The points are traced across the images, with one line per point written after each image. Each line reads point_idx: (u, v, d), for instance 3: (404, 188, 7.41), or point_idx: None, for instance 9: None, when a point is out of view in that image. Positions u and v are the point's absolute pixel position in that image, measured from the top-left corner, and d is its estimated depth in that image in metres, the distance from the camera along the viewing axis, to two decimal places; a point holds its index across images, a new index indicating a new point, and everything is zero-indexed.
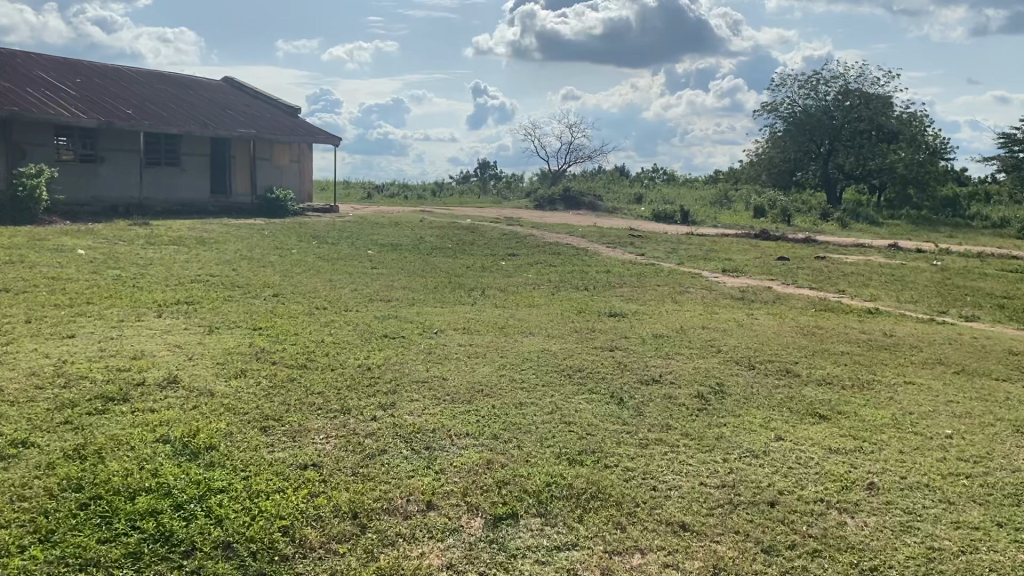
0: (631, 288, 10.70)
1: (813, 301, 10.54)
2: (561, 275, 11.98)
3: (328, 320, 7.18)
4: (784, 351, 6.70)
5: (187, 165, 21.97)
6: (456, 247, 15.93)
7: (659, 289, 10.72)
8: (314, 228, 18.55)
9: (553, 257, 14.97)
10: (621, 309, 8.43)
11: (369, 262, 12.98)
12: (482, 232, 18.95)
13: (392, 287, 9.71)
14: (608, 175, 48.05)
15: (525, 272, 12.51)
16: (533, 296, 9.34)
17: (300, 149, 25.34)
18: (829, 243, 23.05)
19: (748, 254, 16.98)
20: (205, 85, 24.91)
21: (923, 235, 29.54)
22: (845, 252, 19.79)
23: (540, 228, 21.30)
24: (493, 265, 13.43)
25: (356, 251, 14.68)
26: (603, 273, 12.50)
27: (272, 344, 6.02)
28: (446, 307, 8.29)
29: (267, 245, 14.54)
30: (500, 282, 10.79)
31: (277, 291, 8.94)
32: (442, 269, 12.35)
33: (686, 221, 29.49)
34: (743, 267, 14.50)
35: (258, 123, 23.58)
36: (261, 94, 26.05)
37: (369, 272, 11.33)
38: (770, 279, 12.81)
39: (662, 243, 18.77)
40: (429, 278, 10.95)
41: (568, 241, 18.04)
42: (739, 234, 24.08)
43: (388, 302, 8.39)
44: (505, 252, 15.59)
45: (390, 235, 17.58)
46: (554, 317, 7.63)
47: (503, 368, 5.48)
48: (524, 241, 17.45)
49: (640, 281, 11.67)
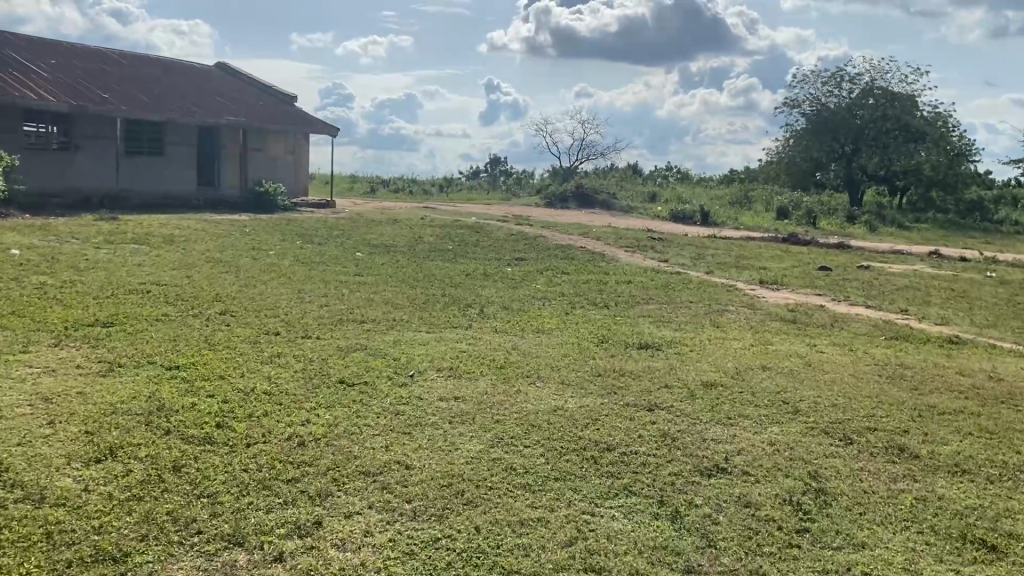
0: (657, 305, 9.00)
1: (875, 325, 8.81)
2: (574, 287, 10.30)
3: (274, 355, 5.49)
4: (879, 407, 4.98)
5: (172, 154, 20.39)
6: (456, 250, 14.22)
7: (691, 307, 9.02)
8: (304, 225, 16.96)
9: (566, 263, 13.25)
10: (650, 338, 6.71)
11: (353, 268, 11.28)
12: (487, 232, 17.29)
13: (371, 302, 8.02)
14: (621, 173, 46.28)
15: (533, 282, 10.84)
16: (542, 317, 7.66)
17: (297, 139, 23.70)
18: (864, 249, 21.21)
19: (782, 261, 15.24)
20: (195, 69, 23.30)
21: (959, 241, 27.76)
22: (886, 260, 17.99)
23: (551, 228, 19.59)
24: (497, 273, 11.74)
25: (344, 253, 13.04)
26: (624, 285, 10.79)
27: (177, 397, 4.32)
28: (434, 332, 6.62)
29: (243, 246, 12.87)
30: (503, 295, 9.11)
31: (226, 308, 7.28)
32: (436, 278, 10.67)
33: (706, 222, 27.76)
34: (780, 278, 12.77)
35: (250, 111, 21.96)
36: (256, 80, 24.41)
37: (352, 281, 9.67)
38: (816, 294, 11.13)
39: (684, 248, 17.03)
40: (419, 289, 9.28)
41: (582, 243, 16.37)
42: (765, 238, 22.31)
43: (359, 326, 6.69)
44: (511, 256, 13.90)
45: (385, 234, 15.91)
46: (570, 350, 5.95)
47: (497, 444, 3.77)
48: (532, 243, 15.75)
49: (669, 296, 9.96)
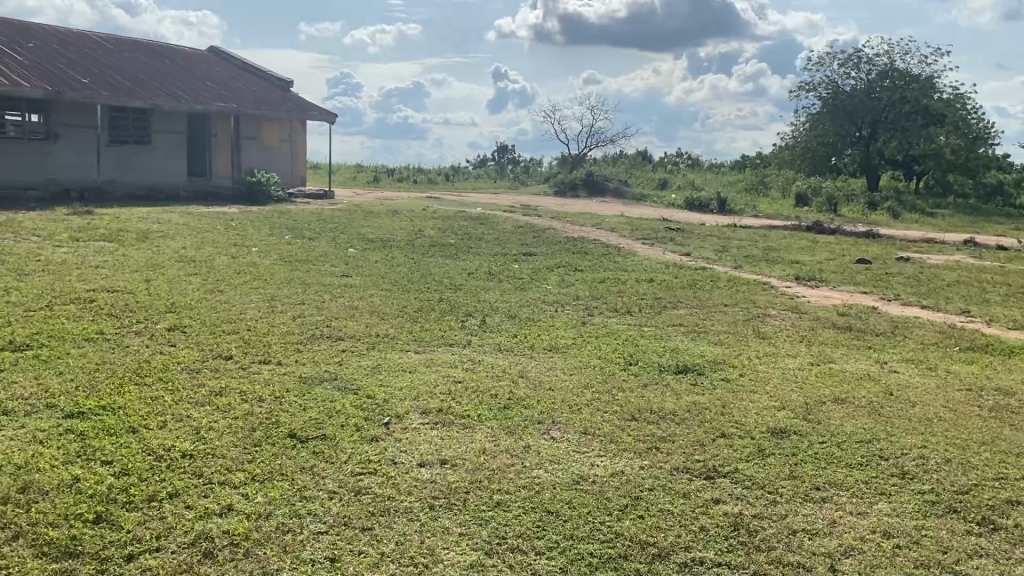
0: (686, 309, 7.80)
1: (941, 332, 7.57)
2: (591, 287, 9.11)
3: (215, 392, 4.29)
4: (1002, 459, 3.77)
5: (160, 144, 19.26)
6: (459, 244, 13.05)
7: (726, 311, 7.81)
8: (296, 217, 15.81)
9: (579, 258, 12.05)
10: (689, 359, 5.50)
11: (343, 266, 10.15)
12: (493, 224, 16.13)
13: (356, 311, 6.84)
14: (631, 160, 45.02)
15: (543, 281, 9.69)
16: (555, 329, 6.46)
17: (292, 127, 22.49)
18: (895, 238, 19.92)
19: (814, 254, 13.99)
20: (185, 54, 22.10)
21: (988, 228, 26.47)
22: (923, 251, 16.70)
23: (561, 218, 18.43)
24: (505, 270, 10.56)
25: (335, 249, 11.90)
26: (647, 284, 9.60)
27: (56, 469, 3.14)
28: (423, 353, 5.42)
29: (225, 243, 11.74)
30: (509, 300, 7.95)
31: (178, 321, 6.11)
32: (434, 278, 9.50)
33: (722, 210, 26.50)
34: (816, 273, 11.57)
35: (241, 96, 20.73)
36: (249, 65, 23.19)
37: (338, 283, 8.50)
38: (859, 293, 9.93)
39: (706, 239, 15.79)
40: (413, 293, 8.12)
41: (595, 235, 15.19)
42: (789, 227, 21.03)
43: (332, 346, 5.49)
44: (519, 250, 12.72)
45: (383, 227, 14.76)
46: (591, 381, 4.75)
47: (498, 553, 2.60)
48: (541, 236, 14.56)
49: (699, 296, 8.76)
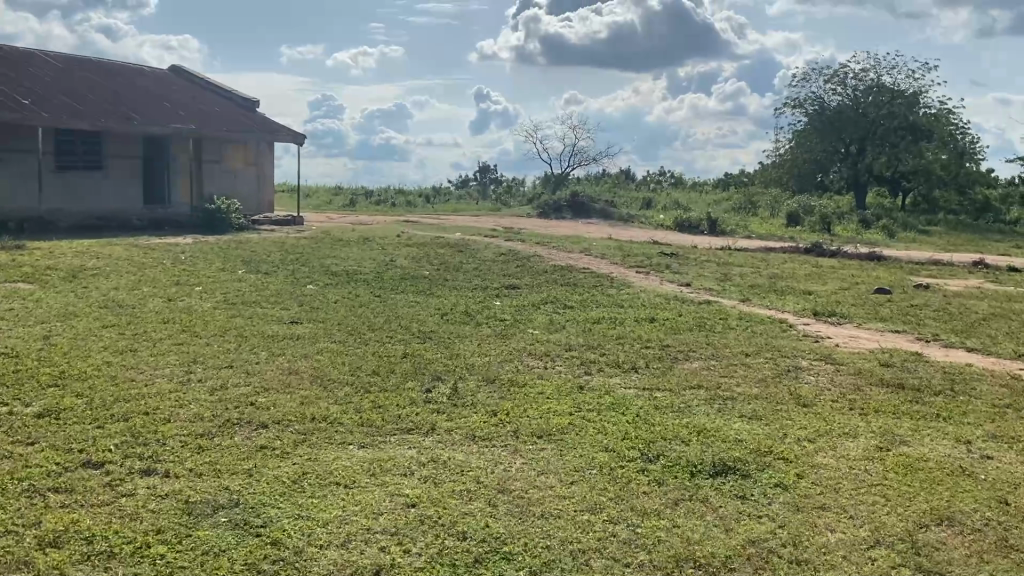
0: (705, 363, 6.46)
1: (1007, 385, 6.28)
2: (585, 331, 7.76)
3: (45, 542, 2.93)
4: None
5: (112, 169, 17.87)
6: (432, 277, 11.69)
7: (750, 363, 6.48)
8: (254, 247, 14.42)
9: (568, 292, 10.71)
10: (723, 449, 4.14)
11: (296, 308, 8.81)
12: (473, 251, 14.81)
13: (295, 378, 5.43)
14: (614, 179, 43.95)
15: (529, 322, 8.37)
16: (544, 400, 5.08)
17: (259, 149, 21.10)
18: (900, 260, 18.74)
19: (825, 282, 12.73)
20: (143, 72, 20.70)
21: (985, 246, 25.49)
22: (936, 275, 15.50)
23: (545, 243, 17.15)
24: (484, 309, 9.20)
25: (291, 286, 10.50)
26: (650, 325, 8.26)
27: None
28: (372, 449, 4.03)
29: (165, 281, 10.33)
30: (486, 352, 6.61)
31: (57, 401, 4.72)
32: (401, 320, 8.13)
33: (713, 231, 25.33)
34: (831, 305, 10.34)
35: (202, 117, 19.35)
36: (214, 84, 21.81)
37: (284, 334, 7.10)
38: (887, 334, 8.69)
39: (704, 265, 14.53)
40: (370, 344, 6.77)
41: (583, 262, 13.91)
42: (789, 250, 19.83)
43: (247, 441, 4.09)
44: (501, 282, 11.37)
45: (351, 257, 13.38)
46: (599, 498, 3.40)
47: None
48: (524, 265, 13.24)
49: (714, 341, 7.42)
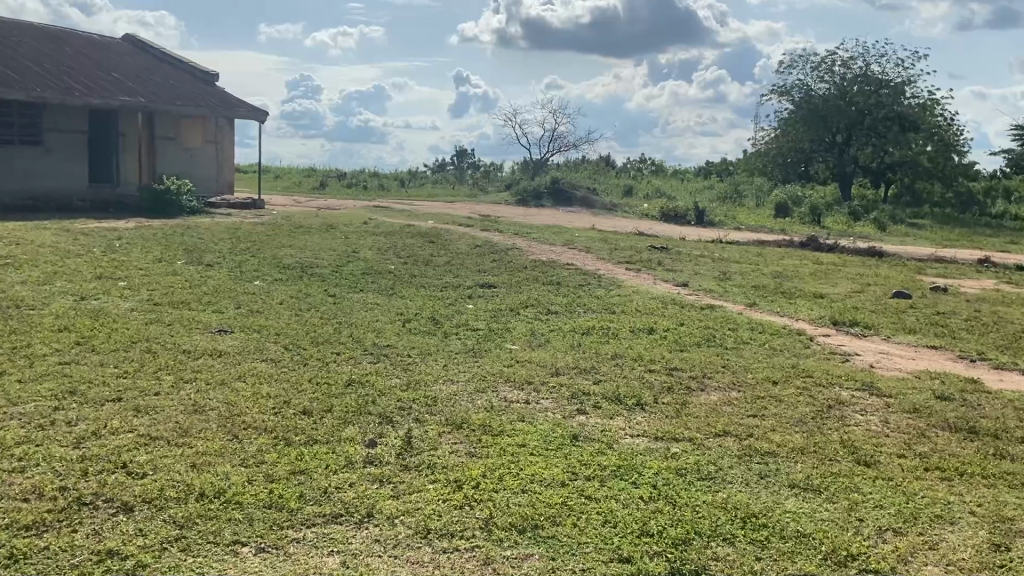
0: (725, 397, 5.19)
1: None
2: (574, 347, 6.47)
3: None
4: None
5: (54, 144, 16.37)
6: (398, 272, 10.38)
7: (781, 398, 5.23)
8: (203, 233, 13.05)
9: (551, 293, 9.44)
10: (784, 558, 2.90)
11: (232, 309, 7.49)
12: (446, 241, 13.51)
13: (200, 422, 4.12)
14: (594, 165, 42.75)
15: (508, 332, 7.10)
16: (529, 458, 3.80)
17: (218, 125, 19.59)
18: (900, 256, 17.65)
19: (833, 282, 11.57)
20: (92, 41, 19.10)
21: (978, 241, 24.49)
22: (945, 275, 14.37)
23: (524, 233, 15.89)
24: (454, 313, 7.90)
25: (235, 282, 9.14)
26: (649, 339, 6.99)
27: None
28: (271, 563, 2.73)
29: (86, 274, 8.93)
30: (453, 378, 5.32)
31: None
32: (355, 330, 6.80)
33: (700, 221, 24.16)
34: (846, 312, 9.17)
35: (154, 89, 17.81)
36: (171, 55, 20.22)
37: (205, 349, 5.74)
38: (921, 350, 7.49)
39: (698, 262, 13.31)
40: (309, 365, 5.44)
41: (566, 256, 12.67)
42: (783, 244, 18.74)
43: (92, 542, 2.80)
44: (475, 280, 10.11)
45: (309, 248, 12.02)
46: None
47: None
48: (501, 259, 11.96)
49: (729, 362, 6.17)
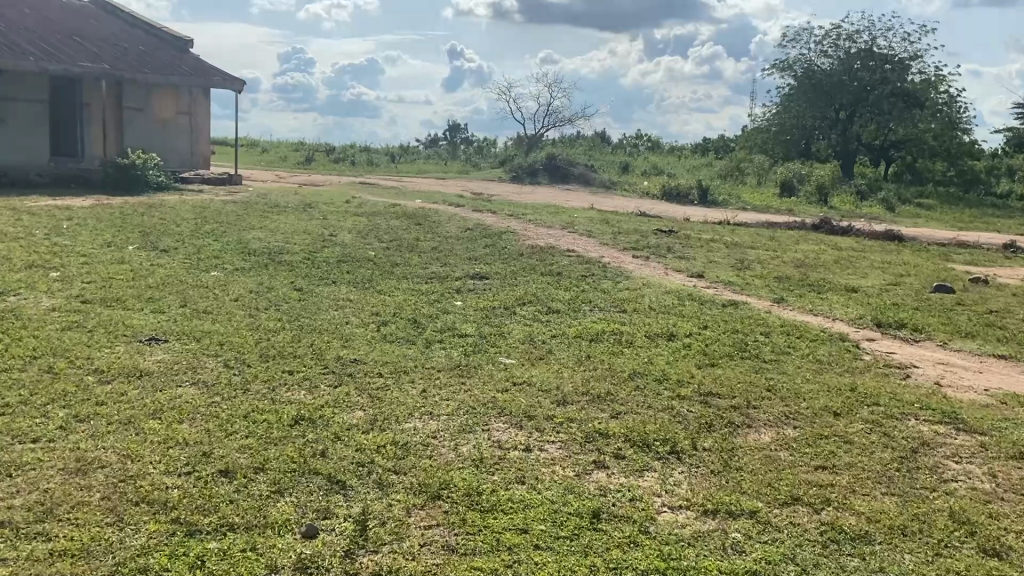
0: (781, 438, 4.07)
1: None
2: (581, 362, 5.32)
3: None
4: None
5: (9, 114, 15.11)
6: (378, 260, 9.23)
7: (852, 439, 4.11)
8: (166, 213, 11.86)
9: (549, 287, 8.28)
10: None
11: (176, 308, 6.32)
12: (435, 223, 12.33)
13: (75, 493, 2.98)
14: (590, 141, 41.52)
15: (501, 339, 5.95)
16: (533, 557, 2.69)
17: (192, 96, 18.25)
18: (919, 241, 16.51)
19: (861, 273, 10.46)
20: (55, 3, 17.70)
21: (994, 223, 23.38)
22: (974, 262, 13.24)
23: (519, 214, 14.71)
24: (438, 313, 6.74)
25: (188, 272, 7.97)
26: (671, 349, 5.85)
27: None
28: None
29: (14, 262, 7.74)
30: (432, 410, 4.16)
31: None
32: (317, 337, 5.64)
33: (704, 201, 23.00)
34: (886, 310, 8.05)
35: (119, 56, 16.47)
36: (141, 19, 18.80)
37: (121, 369, 4.57)
38: (987, 361, 6.36)
39: (710, 247, 12.20)
40: (248, 394, 4.27)
41: (566, 241, 11.52)
42: (794, 226, 17.64)
43: None
44: (464, 270, 8.96)
45: (281, 230, 10.83)
46: None
47: None
48: (495, 244, 10.82)
49: (772, 383, 5.03)
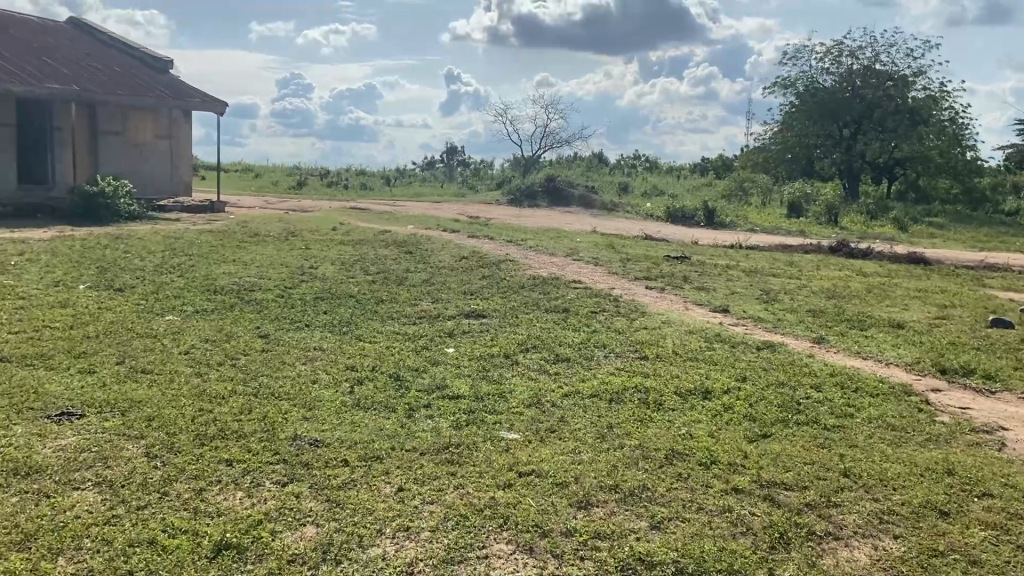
0: (883, 559, 3.02)
1: None
2: (602, 436, 4.24)
3: None
4: None
5: None
6: (361, 296, 8.18)
7: (979, 558, 3.04)
8: (132, 244, 10.82)
9: (556, 326, 7.23)
10: None
11: (109, 367, 5.24)
12: (427, 252, 11.28)
13: None
14: (588, 162, 40.66)
15: (500, 401, 4.85)
16: None
17: (172, 118, 17.25)
18: (945, 263, 15.48)
19: (902, 304, 9.42)
20: (27, 23, 16.77)
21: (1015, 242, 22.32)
22: (1013, 288, 12.21)
23: (519, 239, 13.68)
24: (426, 365, 5.65)
25: (139, 316, 6.89)
26: (710, 415, 4.77)
27: None
28: None
29: None
30: (407, 523, 3.09)
31: None
32: (273, 406, 4.55)
33: (711, 222, 21.99)
34: (945, 352, 6.99)
35: (91, 77, 15.48)
36: (120, 40, 17.88)
37: (6, 465, 3.49)
38: None
39: (729, 275, 11.16)
40: (162, 505, 3.20)
41: (570, 271, 10.48)
42: (811, 249, 16.66)
43: None
44: (458, 307, 7.90)
45: (256, 263, 9.78)
46: None
47: None
48: (492, 274, 9.78)
49: (848, 465, 3.95)
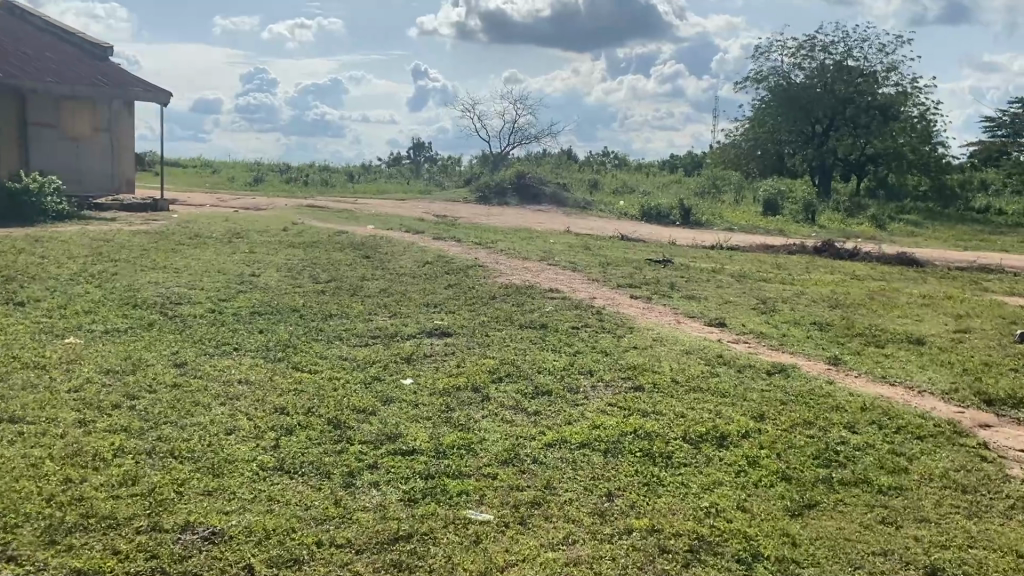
0: None
1: None
2: (601, 515, 3.21)
3: None
4: None
5: None
6: (306, 309, 7.08)
7: None
8: (53, 248, 9.62)
9: (533, 347, 6.19)
10: None
11: None
12: (386, 256, 10.19)
13: None
14: (557, 159, 39.70)
15: (467, 457, 3.79)
16: None
17: (112, 109, 15.94)
18: (936, 264, 14.71)
19: (912, 313, 8.55)
20: None
21: (995, 239, 21.72)
22: (1017, 292, 11.42)
23: (487, 241, 12.62)
24: (375, 405, 4.58)
25: (31, 339, 5.73)
26: (733, 473, 3.76)
27: None
28: None
29: None
30: None
31: None
32: (167, 473, 3.46)
33: (687, 221, 21.12)
34: (983, 373, 6.06)
35: (19, 63, 14.16)
36: (56, 24, 16.52)
37: None
38: None
39: (717, 281, 10.22)
40: None
41: (546, 277, 9.46)
42: (795, 249, 15.83)
43: None
44: (417, 322, 6.83)
45: (191, 270, 8.64)
46: None
47: None
48: (458, 282, 8.73)
49: (931, 557, 2.97)
